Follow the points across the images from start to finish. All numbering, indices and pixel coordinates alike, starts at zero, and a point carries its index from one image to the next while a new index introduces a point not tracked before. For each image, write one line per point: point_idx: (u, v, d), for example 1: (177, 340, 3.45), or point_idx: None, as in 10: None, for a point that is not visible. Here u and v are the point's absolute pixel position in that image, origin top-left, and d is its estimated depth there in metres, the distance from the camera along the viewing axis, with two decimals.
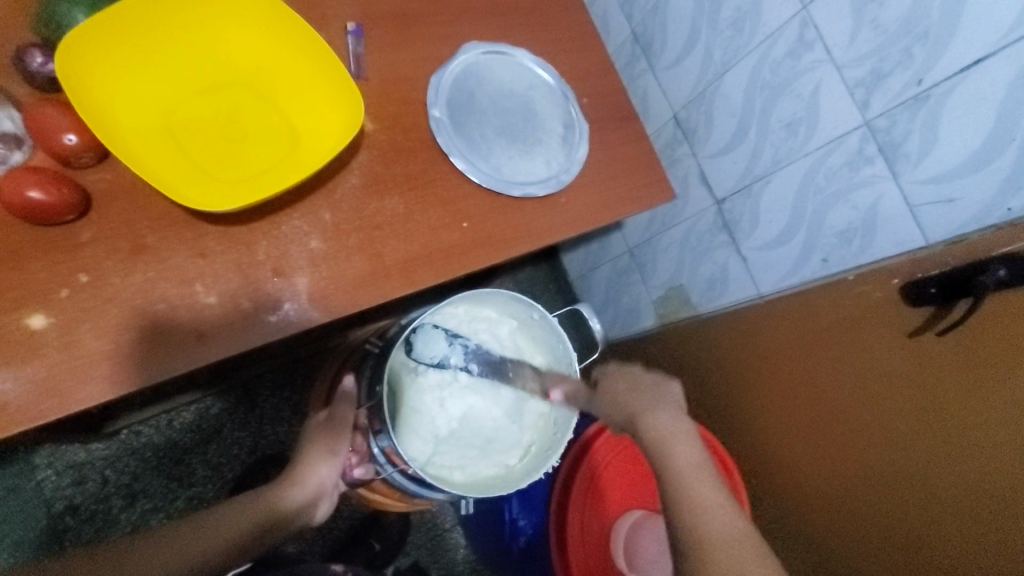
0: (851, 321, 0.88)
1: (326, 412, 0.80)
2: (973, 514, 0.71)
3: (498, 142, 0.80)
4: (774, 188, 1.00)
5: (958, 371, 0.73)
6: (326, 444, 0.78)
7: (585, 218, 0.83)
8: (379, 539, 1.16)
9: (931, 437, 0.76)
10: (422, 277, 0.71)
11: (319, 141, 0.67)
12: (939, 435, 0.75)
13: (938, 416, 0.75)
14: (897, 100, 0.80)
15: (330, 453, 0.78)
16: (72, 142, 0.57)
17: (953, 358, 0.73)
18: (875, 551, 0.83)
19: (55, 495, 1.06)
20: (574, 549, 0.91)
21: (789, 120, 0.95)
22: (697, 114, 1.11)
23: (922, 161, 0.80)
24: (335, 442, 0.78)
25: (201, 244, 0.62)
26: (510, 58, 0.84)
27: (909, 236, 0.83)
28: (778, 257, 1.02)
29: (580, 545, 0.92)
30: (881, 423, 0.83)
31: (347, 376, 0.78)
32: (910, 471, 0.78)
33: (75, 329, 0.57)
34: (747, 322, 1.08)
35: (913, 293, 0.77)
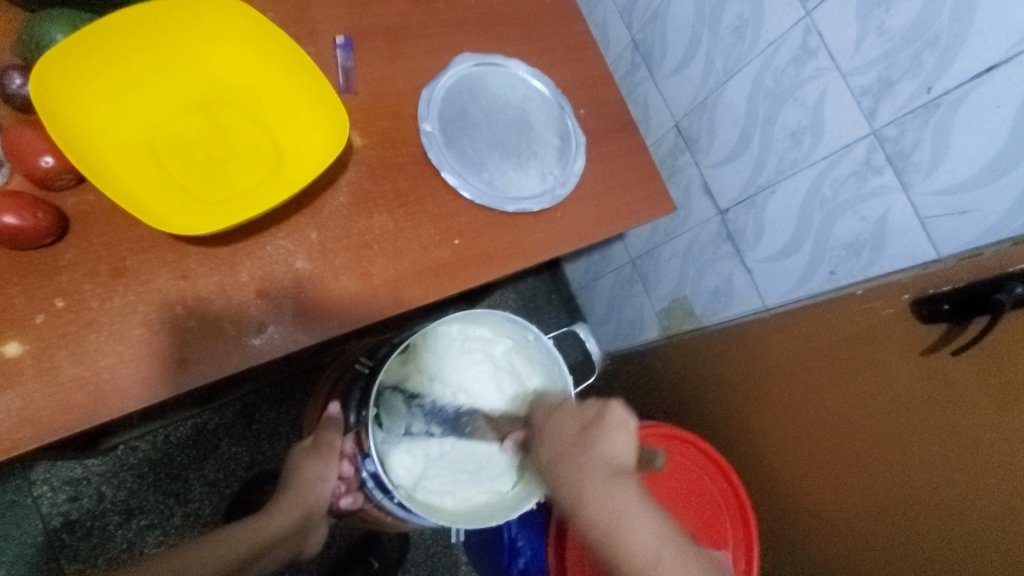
0: (859, 335, 0.84)
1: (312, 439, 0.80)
2: (992, 540, 0.67)
3: (492, 156, 0.78)
4: (778, 199, 0.97)
5: (975, 392, 0.69)
6: (313, 470, 0.77)
7: (582, 232, 0.81)
8: (377, 557, 1.14)
9: (945, 459, 0.73)
10: (412, 297, 0.69)
11: (305, 159, 0.66)
12: (954, 456, 0.71)
13: (953, 437, 0.72)
14: (905, 108, 0.77)
15: (319, 479, 0.77)
16: (49, 164, 0.55)
17: (969, 379, 0.69)
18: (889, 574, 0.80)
19: (51, 512, 1.05)
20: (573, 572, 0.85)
21: (793, 129, 0.92)
22: (698, 123, 1.08)
23: (933, 172, 0.77)
24: (319, 469, 0.77)
25: (183, 266, 0.61)
26: (503, 70, 0.82)
27: (921, 249, 0.80)
28: (784, 269, 0.99)
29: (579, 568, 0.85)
30: (893, 443, 0.79)
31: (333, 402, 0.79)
32: (925, 494, 0.75)
33: (52, 356, 0.55)
34: (753, 336, 1.04)
35: (925, 309, 0.74)
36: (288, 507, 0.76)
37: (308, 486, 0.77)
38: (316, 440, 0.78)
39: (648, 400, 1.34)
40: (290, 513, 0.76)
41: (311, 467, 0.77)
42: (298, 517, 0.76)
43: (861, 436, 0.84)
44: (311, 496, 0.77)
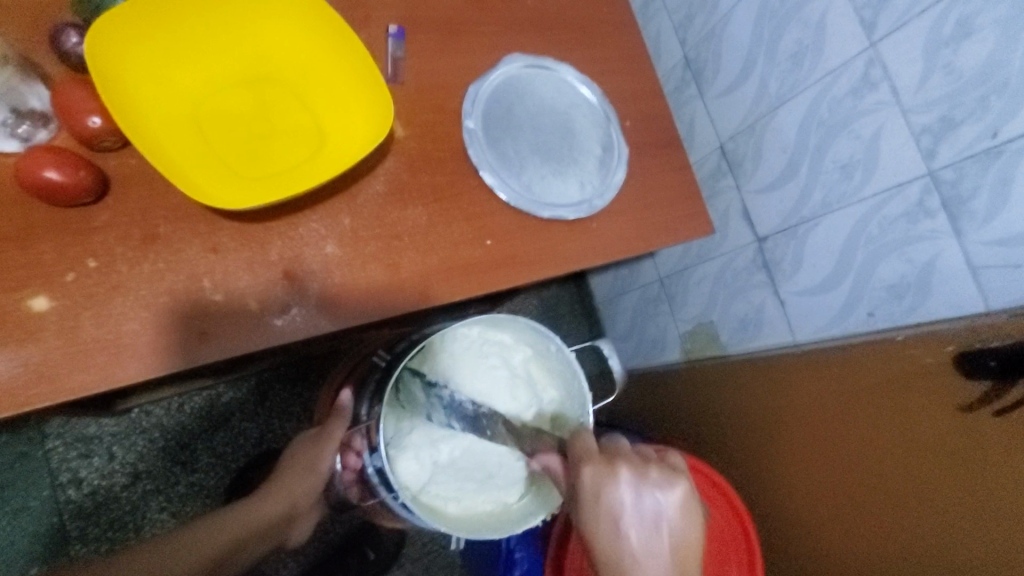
0: (892, 384, 0.81)
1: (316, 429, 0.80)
2: None
3: (532, 159, 0.77)
4: (821, 233, 0.94)
5: (1015, 458, 0.66)
6: (306, 460, 0.79)
7: (616, 246, 0.79)
8: (373, 548, 1.13)
9: (977, 523, 0.69)
10: (437, 293, 0.68)
11: (346, 144, 0.65)
12: (985, 522, 0.68)
13: (986, 499, 0.69)
14: (966, 152, 0.74)
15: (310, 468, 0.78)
16: (95, 124, 0.56)
17: (1007, 443, 0.66)
18: None
19: (61, 466, 1.06)
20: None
21: (844, 161, 0.89)
22: (744, 146, 1.05)
23: (990, 222, 0.73)
24: (314, 461, 0.78)
25: (214, 239, 0.60)
26: (553, 73, 0.81)
27: (969, 300, 0.77)
28: (819, 305, 0.96)
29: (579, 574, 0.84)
30: (918, 500, 0.76)
31: (346, 392, 0.77)
32: (951, 558, 0.72)
33: (77, 315, 0.55)
34: (778, 370, 1.01)
35: (969, 364, 0.70)
36: (274, 498, 0.77)
37: (298, 477, 0.79)
38: (322, 430, 0.78)
39: (660, 425, 1.31)
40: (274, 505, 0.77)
41: (307, 457, 0.79)
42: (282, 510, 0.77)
43: (881, 489, 0.81)
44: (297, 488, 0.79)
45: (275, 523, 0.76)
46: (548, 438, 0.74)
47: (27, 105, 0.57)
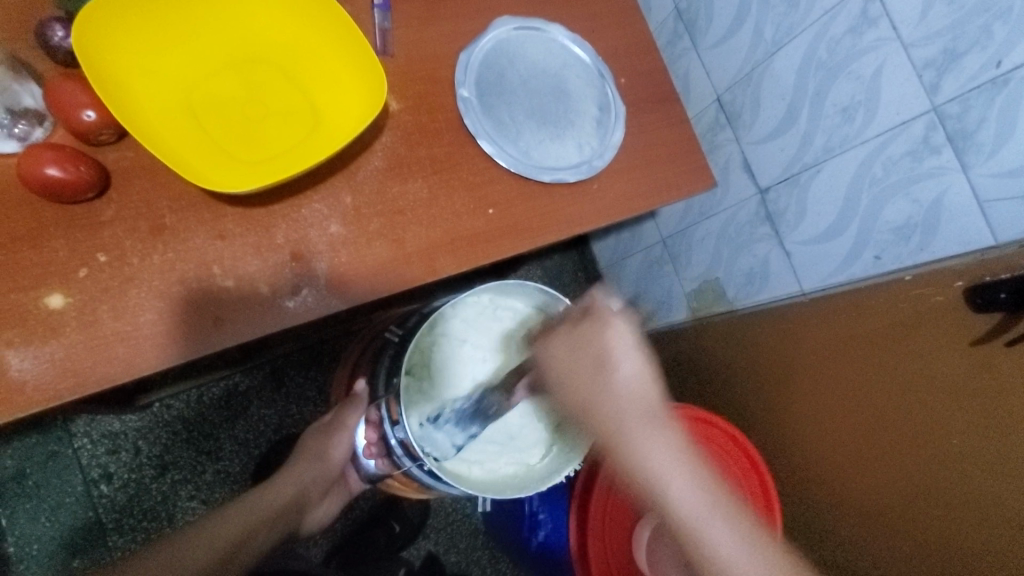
0: (902, 325, 0.81)
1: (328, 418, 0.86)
2: None
3: (528, 124, 0.76)
4: (824, 179, 0.93)
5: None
6: (315, 448, 0.84)
7: (618, 206, 0.78)
8: (399, 521, 1.17)
9: (992, 450, 0.70)
10: (444, 265, 0.68)
11: (342, 122, 0.65)
12: (998, 448, 0.69)
13: (1000, 427, 0.69)
14: (971, 83, 0.73)
15: (319, 456, 0.83)
16: (90, 118, 0.56)
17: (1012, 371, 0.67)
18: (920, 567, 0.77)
19: (91, 463, 1.09)
20: (593, 545, 0.87)
21: (845, 104, 0.88)
22: (742, 96, 1.03)
23: (997, 153, 0.72)
24: (324, 448, 0.83)
25: (220, 226, 0.61)
26: (543, 34, 0.79)
27: (977, 235, 0.76)
28: (825, 252, 0.96)
29: (599, 540, 0.88)
30: (929, 434, 0.77)
31: (359, 380, 0.85)
32: (965, 487, 0.72)
33: (94, 309, 0.56)
34: (788, 320, 1.01)
35: (982, 299, 0.69)
36: (283, 484, 0.79)
37: (308, 463, 0.82)
38: (333, 419, 0.84)
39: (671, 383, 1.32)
40: (282, 492, 0.78)
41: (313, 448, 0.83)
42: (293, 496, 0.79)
43: (892, 426, 0.82)
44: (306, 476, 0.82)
45: (286, 511, 0.77)
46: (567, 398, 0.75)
47: (21, 104, 0.57)
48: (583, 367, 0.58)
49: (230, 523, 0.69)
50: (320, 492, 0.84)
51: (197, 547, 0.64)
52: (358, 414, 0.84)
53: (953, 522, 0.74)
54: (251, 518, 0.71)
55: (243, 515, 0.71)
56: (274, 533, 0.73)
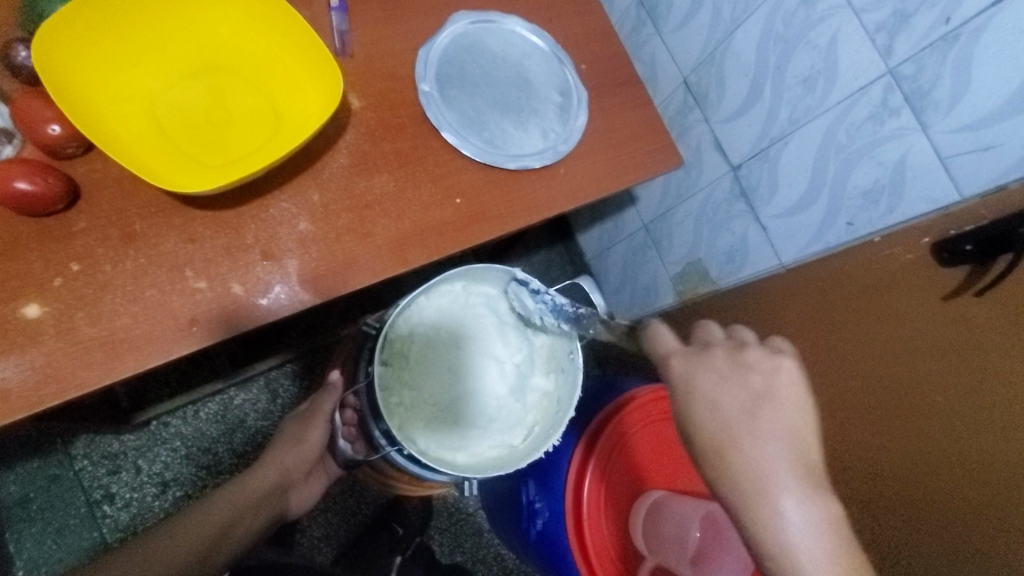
0: (876, 287, 0.82)
1: (307, 408, 0.88)
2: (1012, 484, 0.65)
3: (491, 114, 0.78)
4: (792, 150, 0.94)
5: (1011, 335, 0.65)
6: (295, 432, 0.86)
7: (586, 189, 0.80)
8: (401, 524, 1.17)
9: (970, 403, 0.70)
10: (415, 255, 0.69)
11: (303, 122, 0.66)
12: (977, 401, 0.69)
13: (976, 379, 0.69)
14: (924, 42, 0.74)
15: (299, 441, 0.85)
16: (55, 132, 0.57)
17: (996, 322, 0.66)
18: (912, 531, 0.76)
19: (93, 484, 1.10)
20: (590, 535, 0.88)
21: (805, 74, 0.89)
22: (707, 77, 1.05)
23: (954, 109, 0.74)
24: (302, 431, 0.86)
25: (190, 230, 0.62)
26: (500, 26, 0.81)
27: (942, 192, 0.77)
28: (800, 223, 0.97)
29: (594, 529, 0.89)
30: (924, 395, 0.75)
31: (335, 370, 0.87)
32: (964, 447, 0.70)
33: (70, 317, 0.57)
34: (773, 293, 1.02)
35: (949, 251, 0.70)
36: (265, 471, 0.82)
37: (288, 449, 0.85)
38: (313, 405, 0.87)
39: None
40: (265, 477, 0.81)
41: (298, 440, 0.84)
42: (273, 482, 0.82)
43: (886, 391, 0.80)
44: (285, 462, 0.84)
45: (270, 496, 0.80)
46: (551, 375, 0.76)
47: None
48: (735, 397, 0.56)
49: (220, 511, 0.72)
50: (303, 474, 0.86)
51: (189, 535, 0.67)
52: (333, 400, 0.85)
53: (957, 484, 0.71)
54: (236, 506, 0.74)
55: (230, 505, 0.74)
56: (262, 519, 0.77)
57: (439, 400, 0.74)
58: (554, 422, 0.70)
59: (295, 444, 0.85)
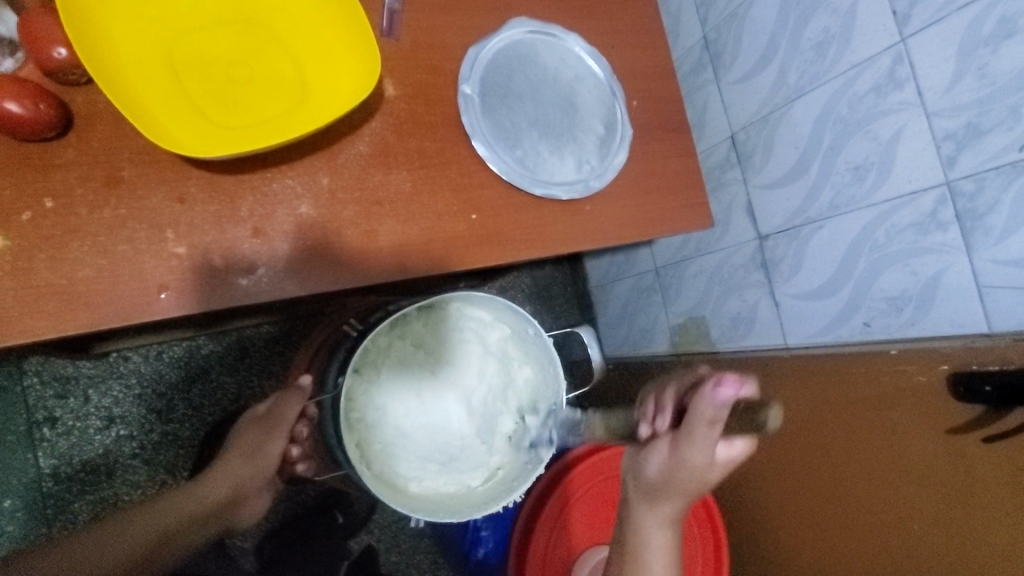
0: (877, 402, 0.78)
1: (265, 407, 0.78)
2: None
3: (529, 132, 0.73)
4: (825, 236, 0.91)
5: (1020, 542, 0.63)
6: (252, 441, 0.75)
7: (609, 231, 0.75)
8: (343, 512, 1.12)
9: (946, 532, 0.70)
10: (417, 265, 0.65)
11: (330, 101, 0.61)
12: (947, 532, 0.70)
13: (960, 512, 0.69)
14: (991, 163, 0.70)
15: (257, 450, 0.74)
16: (61, 56, 0.52)
17: (1002, 515, 0.65)
18: None
19: (37, 405, 1.05)
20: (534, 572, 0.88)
21: (857, 163, 0.85)
22: (755, 138, 1.01)
23: (1005, 239, 0.70)
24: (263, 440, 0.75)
25: (181, 189, 0.57)
26: (559, 42, 0.76)
27: (972, 319, 0.74)
28: (814, 310, 0.94)
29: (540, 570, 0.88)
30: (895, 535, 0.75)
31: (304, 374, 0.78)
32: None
33: (30, 257, 0.52)
34: (768, 372, 0.97)
35: (965, 387, 0.67)
36: (216, 482, 0.73)
37: (242, 461, 0.74)
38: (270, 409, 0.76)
39: None
40: (217, 488, 0.72)
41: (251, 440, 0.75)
42: (226, 494, 0.73)
43: (870, 511, 0.78)
44: (241, 473, 0.74)
45: (220, 509, 0.72)
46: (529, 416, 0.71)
47: None
48: None
49: (177, 509, 0.69)
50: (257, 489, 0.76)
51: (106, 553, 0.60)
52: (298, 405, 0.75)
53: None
54: (185, 513, 0.69)
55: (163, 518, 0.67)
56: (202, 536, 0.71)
57: (400, 421, 0.70)
58: (520, 471, 0.65)
59: (250, 454, 0.74)
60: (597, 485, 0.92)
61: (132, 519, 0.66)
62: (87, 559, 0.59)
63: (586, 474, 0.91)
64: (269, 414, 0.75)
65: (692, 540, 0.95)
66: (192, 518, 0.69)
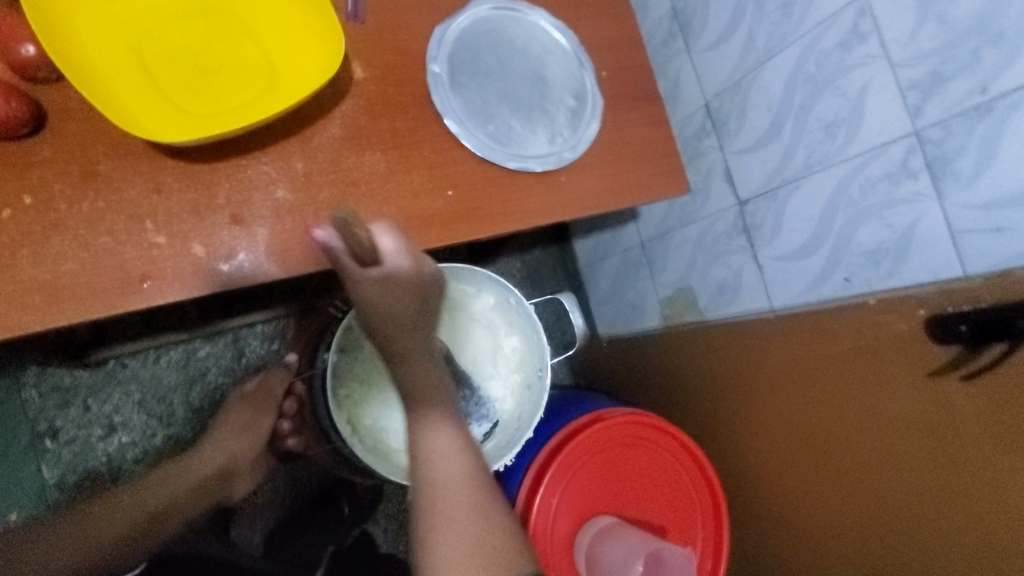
0: (861, 354, 0.79)
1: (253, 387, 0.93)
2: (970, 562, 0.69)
3: (501, 108, 0.74)
4: (802, 196, 0.92)
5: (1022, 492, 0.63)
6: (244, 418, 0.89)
7: (586, 201, 0.76)
8: (349, 502, 1.14)
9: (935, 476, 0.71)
10: (396, 243, 0.66)
11: (299, 85, 0.62)
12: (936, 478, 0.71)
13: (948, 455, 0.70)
14: (955, 109, 0.71)
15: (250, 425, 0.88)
16: (31, 53, 0.54)
17: (989, 456, 0.66)
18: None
19: (38, 416, 1.06)
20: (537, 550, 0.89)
21: (829, 120, 0.86)
22: (729, 104, 1.01)
23: (974, 183, 0.71)
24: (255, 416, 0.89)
25: (158, 179, 0.58)
26: (525, 17, 0.77)
27: (946, 266, 0.75)
28: (796, 270, 0.95)
29: (543, 547, 0.89)
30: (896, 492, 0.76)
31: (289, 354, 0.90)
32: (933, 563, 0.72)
33: (13, 253, 0.53)
34: (754, 337, 0.97)
35: (941, 329, 0.68)
36: (212, 456, 0.83)
37: (235, 434, 0.87)
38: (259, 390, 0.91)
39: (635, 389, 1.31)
40: (211, 461, 0.82)
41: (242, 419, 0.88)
42: (220, 466, 0.83)
43: (860, 463, 0.80)
44: (234, 446, 0.86)
45: (215, 481, 0.81)
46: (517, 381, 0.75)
47: None
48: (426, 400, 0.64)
49: (182, 477, 0.77)
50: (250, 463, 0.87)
51: (122, 513, 0.67)
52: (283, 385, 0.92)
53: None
54: (189, 480, 0.77)
55: (170, 484, 0.75)
56: (205, 503, 0.78)
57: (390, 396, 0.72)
58: (511, 436, 0.70)
59: (244, 427, 0.88)
60: (594, 458, 0.93)
61: (141, 484, 0.74)
62: (108, 518, 0.66)
63: (580, 448, 0.92)
64: (258, 391, 0.91)
65: (688, 502, 0.96)
66: (196, 484, 0.78)
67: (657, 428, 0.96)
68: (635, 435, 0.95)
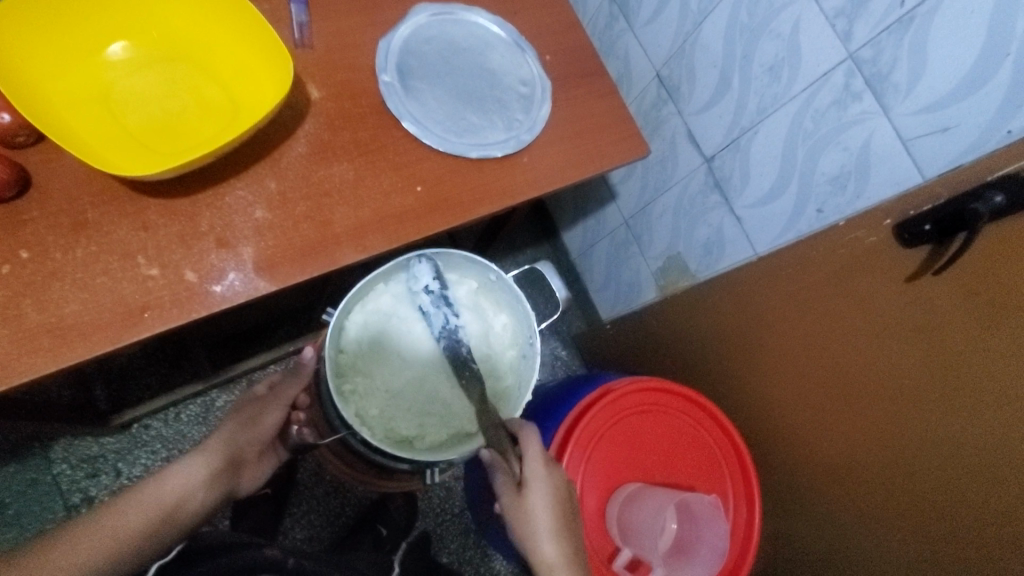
0: (841, 272, 0.80)
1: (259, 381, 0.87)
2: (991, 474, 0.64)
3: (454, 104, 0.78)
4: (761, 140, 0.95)
5: (1019, 382, 0.59)
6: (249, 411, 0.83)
7: (551, 177, 0.79)
8: (385, 524, 1.16)
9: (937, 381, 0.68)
10: (374, 242, 0.69)
11: (258, 108, 0.66)
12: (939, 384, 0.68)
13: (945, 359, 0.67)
14: (881, 25, 0.74)
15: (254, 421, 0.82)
16: (5, 120, 0.58)
17: (982, 350, 0.63)
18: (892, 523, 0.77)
19: (71, 488, 1.09)
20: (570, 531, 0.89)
21: (770, 63, 0.89)
22: (678, 70, 1.05)
23: (913, 90, 0.74)
24: (257, 411, 0.83)
25: (144, 218, 0.62)
26: (462, 18, 0.82)
27: (905, 174, 0.77)
28: (771, 213, 0.97)
29: None
30: (912, 421, 0.72)
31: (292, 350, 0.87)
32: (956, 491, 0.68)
33: (19, 304, 0.57)
34: (744, 286, 0.99)
35: (907, 233, 0.68)
36: (218, 447, 0.78)
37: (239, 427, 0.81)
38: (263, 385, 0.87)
39: (644, 364, 1.32)
40: (220, 450, 0.78)
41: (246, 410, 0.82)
42: (230, 454, 0.79)
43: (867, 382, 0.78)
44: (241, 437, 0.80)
45: (227, 468, 0.78)
46: (513, 356, 0.76)
47: None
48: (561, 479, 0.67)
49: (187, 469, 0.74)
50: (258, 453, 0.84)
51: (134, 516, 0.67)
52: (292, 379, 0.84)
53: (950, 516, 0.69)
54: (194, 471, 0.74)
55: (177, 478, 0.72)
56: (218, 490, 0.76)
57: (392, 385, 0.74)
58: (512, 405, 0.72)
59: (249, 422, 0.82)
60: (612, 430, 0.94)
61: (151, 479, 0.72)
62: (115, 523, 0.66)
63: (597, 421, 0.93)
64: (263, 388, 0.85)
65: (709, 452, 0.96)
66: (202, 476, 0.74)
67: (667, 390, 0.97)
68: (650, 401, 0.96)
